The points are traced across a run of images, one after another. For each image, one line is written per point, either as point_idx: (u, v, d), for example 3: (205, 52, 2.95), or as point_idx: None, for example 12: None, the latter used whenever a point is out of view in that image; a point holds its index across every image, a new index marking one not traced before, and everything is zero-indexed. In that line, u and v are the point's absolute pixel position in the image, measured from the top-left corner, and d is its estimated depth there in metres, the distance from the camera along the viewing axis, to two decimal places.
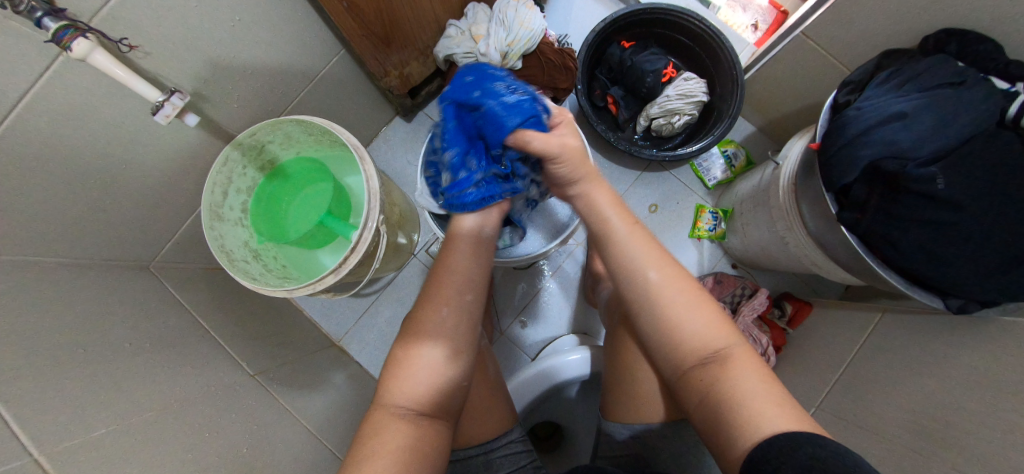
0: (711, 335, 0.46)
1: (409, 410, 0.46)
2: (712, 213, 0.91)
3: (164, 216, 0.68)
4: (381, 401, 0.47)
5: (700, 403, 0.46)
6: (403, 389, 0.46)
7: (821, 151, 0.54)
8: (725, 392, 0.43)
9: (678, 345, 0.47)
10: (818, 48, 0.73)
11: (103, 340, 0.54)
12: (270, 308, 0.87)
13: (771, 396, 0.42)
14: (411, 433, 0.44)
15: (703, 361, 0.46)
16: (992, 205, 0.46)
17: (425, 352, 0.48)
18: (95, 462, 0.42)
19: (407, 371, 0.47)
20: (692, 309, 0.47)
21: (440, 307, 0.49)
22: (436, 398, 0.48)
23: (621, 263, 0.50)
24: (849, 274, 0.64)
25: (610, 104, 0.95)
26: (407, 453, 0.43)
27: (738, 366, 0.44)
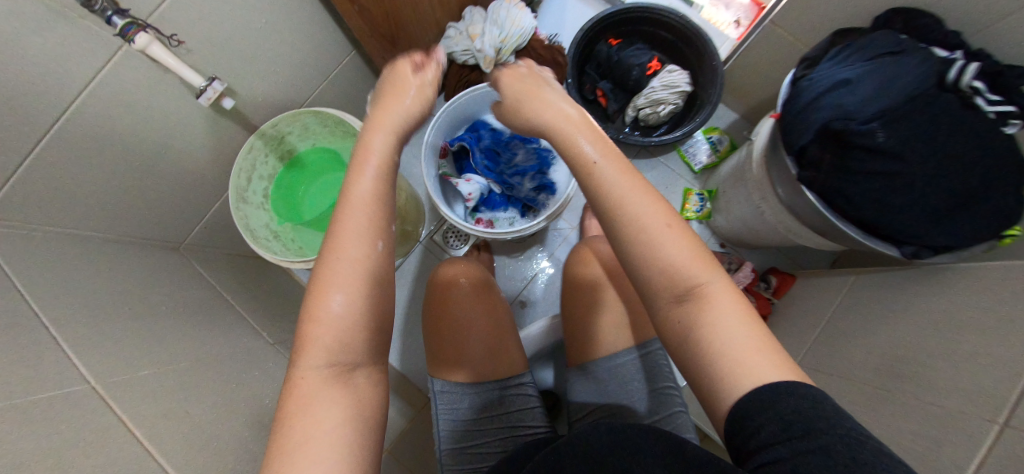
0: (693, 272, 0.41)
1: (337, 370, 0.39)
2: (699, 195, 0.96)
3: (195, 201, 0.76)
4: (303, 362, 0.39)
5: (676, 346, 0.42)
6: (316, 351, 0.39)
7: (781, 119, 0.62)
8: (702, 334, 0.40)
9: (654, 278, 0.42)
10: (786, 35, 0.79)
11: (143, 302, 0.61)
12: (287, 291, 0.94)
13: (752, 339, 0.39)
14: (340, 394, 0.39)
15: (681, 299, 0.41)
16: (930, 156, 0.52)
17: (329, 307, 0.40)
18: (139, 395, 0.49)
19: (326, 334, 0.39)
20: (677, 247, 0.42)
21: (339, 252, 0.41)
22: (361, 343, 0.41)
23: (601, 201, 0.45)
24: (821, 237, 0.69)
25: (599, 97, 1.02)
26: (339, 415, 0.38)
27: (721, 311, 0.40)
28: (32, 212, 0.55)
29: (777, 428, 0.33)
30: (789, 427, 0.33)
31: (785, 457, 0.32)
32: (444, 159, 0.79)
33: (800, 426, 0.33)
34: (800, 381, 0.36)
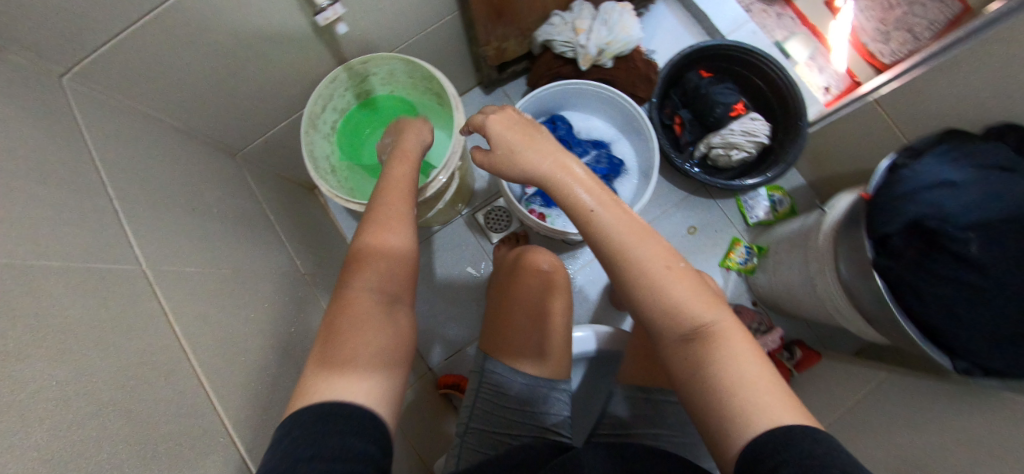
0: (693, 313, 0.45)
1: (383, 298, 0.50)
2: (747, 248, 0.95)
3: (263, 115, 0.75)
4: (347, 287, 0.49)
5: (684, 386, 0.44)
6: (362, 279, 0.49)
7: (873, 201, 0.61)
8: (707, 374, 0.42)
9: (659, 321, 0.46)
10: (884, 116, 0.78)
11: (197, 200, 0.60)
12: (320, 228, 0.93)
13: (762, 378, 0.41)
14: (384, 314, 0.48)
15: (687, 339, 0.44)
16: (1015, 281, 0.50)
17: (383, 242, 0.52)
18: (182, 291, 0.48)
19: (363, 278, 0.49)
20: (672, 286, 0.45)
21: (384, 209, 0.54)
22: (396, 281, 0.51)
23: (602, 244, 0.47)
24: (871, 326, 0.68)
25: (675, 124, 1.00)
26: (387, 330, 0.47)
27: (729, 355, 0.42)
28: (111, 82, 0.55)
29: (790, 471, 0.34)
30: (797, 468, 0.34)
31: None
32: None
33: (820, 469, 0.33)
34: (812, 425, 0.38)
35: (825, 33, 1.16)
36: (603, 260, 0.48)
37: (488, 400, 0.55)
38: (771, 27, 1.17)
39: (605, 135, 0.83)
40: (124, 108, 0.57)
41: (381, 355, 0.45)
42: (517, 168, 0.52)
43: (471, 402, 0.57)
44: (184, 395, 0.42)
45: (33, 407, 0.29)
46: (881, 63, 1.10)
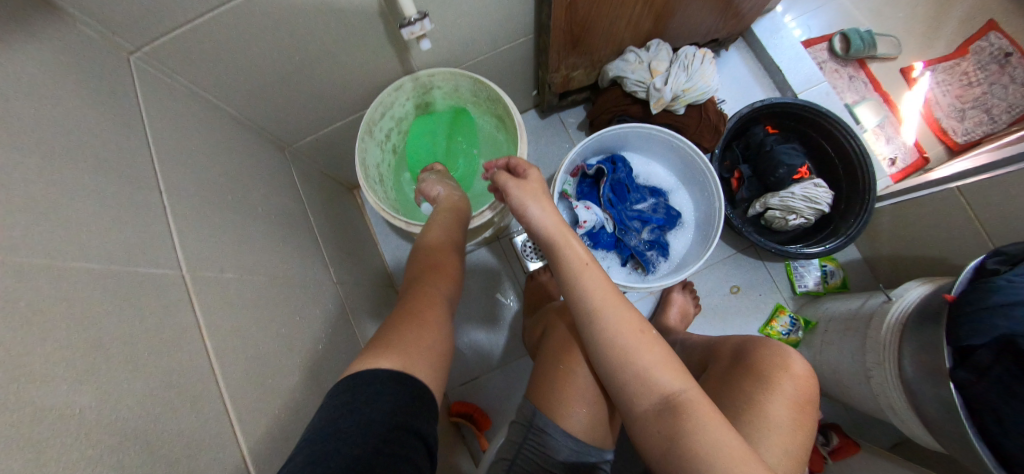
0: (663, 386, 0.45)
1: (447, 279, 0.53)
2: (792, 317, 0.90)
3: (320, 113, 0.73)
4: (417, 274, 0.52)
5: (662, 462, 0.44)
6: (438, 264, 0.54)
7: (957, 305, 0.56)
8: (681, 453, 0.42)
9: (633, 392, 0.47)
10: (966, 207, 0.73)
11: (244, 197, 0.58)
12: (355, 232, 0.90)
13: (737, 450, 0.41)
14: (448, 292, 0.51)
15: (660, 410, 0.45)
16: None
17: (445, 241, 0.57)
18: (221, 301, 0.45)
19: (417, 274, 0.52)
20: (637, 355, 0.47)
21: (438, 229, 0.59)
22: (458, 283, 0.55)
23: (580, 313, 0.50)
24: (930, 434, 0.63)
25: (732, 177, 0.96)
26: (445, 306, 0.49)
27: (700, 432, 0.42)
28: (179, 66, 0.53)
29: None
30: None
31: None
32: (572, 177, 0.76)
33: None
34: None
35: (898, 102, 1.11)
36: (583, 328, 0.50)
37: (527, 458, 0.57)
38: (842, 88, 1.12)
39: (663, 182, 0.79)
40: (186, 93, 0.55)
41: (437, 330, 0.45)
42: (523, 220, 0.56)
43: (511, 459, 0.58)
44: (209, 421, 0.38)
45: (53, 442, 0.26)
46: (956, 142, 1.05)
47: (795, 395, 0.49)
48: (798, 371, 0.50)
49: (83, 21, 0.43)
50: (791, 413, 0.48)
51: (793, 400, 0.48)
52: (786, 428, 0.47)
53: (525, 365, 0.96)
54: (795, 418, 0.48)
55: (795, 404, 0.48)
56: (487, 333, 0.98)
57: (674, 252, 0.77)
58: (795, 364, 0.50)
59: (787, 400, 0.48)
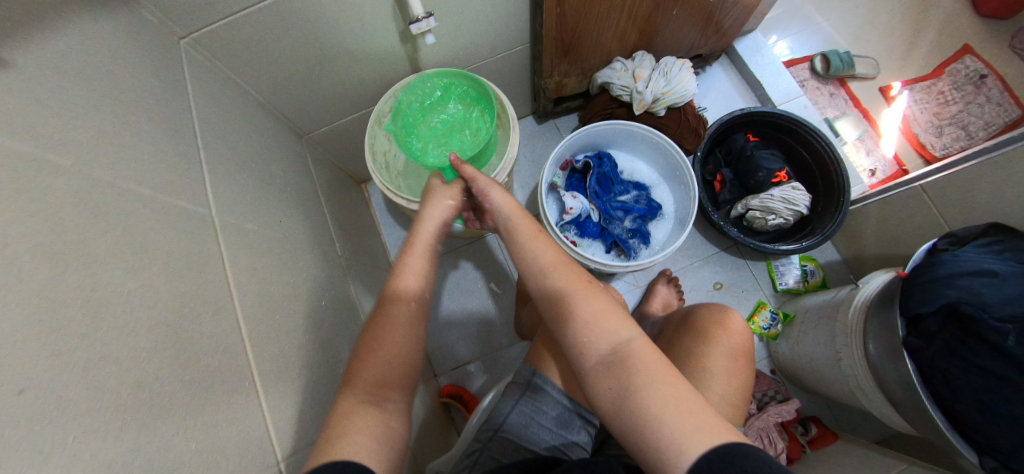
0: (613, 334, 0.51)
1: (377, 394, 0.47)
2: (772, 312, 0.94)
3: (335, 105, 0.82)
4: (348, 388, 0.47)
5: (616, 414, 0.47)
6: (372, 361, 0.48)
7: (909, 279, 0.60)
8: (628, 392, 0.47)
9: (585, 350, 0.51)
10: (930, 204, 0.78)
11: (263, 169, 0.66)
12: (360, 219, 0.98)
13: (677, 389, 0.45)
14: (379, 418, 0.45)
15: (609, 363, 0.49)
16: None
17: (399, 312, 0.52)
18: (238, 244, 0.53)
19: (365, 349, 0.49)
20: (585, 305, 0.53)
21: (404, 280, 0.54)
22: (406, 365, 0.50)
23: (536, 276, 0.57)
24: (895, 411, 0.65)
25: (716, 181, 1.02)
26: (379, 433, 0.44)
27: (648, 371, 0.47)
28: (219, 54, 0.63)
29: None
30: None
31: None
32: (561, 171, 0.83)
33: None
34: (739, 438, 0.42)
35: (877, 118, 1.17)
36: (539, 290, 0.57)
37: (521, 412, 0.61)
38: (823, 104, 1.19)
39: (646, 178, 0.86)
40: (222, 77, 0.64)
41: (384, 450, 0.43)
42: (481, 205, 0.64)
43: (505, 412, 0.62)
44: (225, 333, 0.44)
45: (101, 309, 0.33)
46: (932, 154, 1.10)
47: (731, 347, 0.62)
48: (734, 327, 0.63)
49: (147, 8, 0.53)
50: (726, 363, 0.60)
51: (729, 351, 0.61)
52: (721, 374, 0.60)
53: (516, 353, 1.00)
54: (730, 366, 0.61)
55: (730, 355, 0.61)
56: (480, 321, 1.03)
57: (655, 241, 0.83)
58: (732, 321, 0.64)
59: (725, 352, 0.61)
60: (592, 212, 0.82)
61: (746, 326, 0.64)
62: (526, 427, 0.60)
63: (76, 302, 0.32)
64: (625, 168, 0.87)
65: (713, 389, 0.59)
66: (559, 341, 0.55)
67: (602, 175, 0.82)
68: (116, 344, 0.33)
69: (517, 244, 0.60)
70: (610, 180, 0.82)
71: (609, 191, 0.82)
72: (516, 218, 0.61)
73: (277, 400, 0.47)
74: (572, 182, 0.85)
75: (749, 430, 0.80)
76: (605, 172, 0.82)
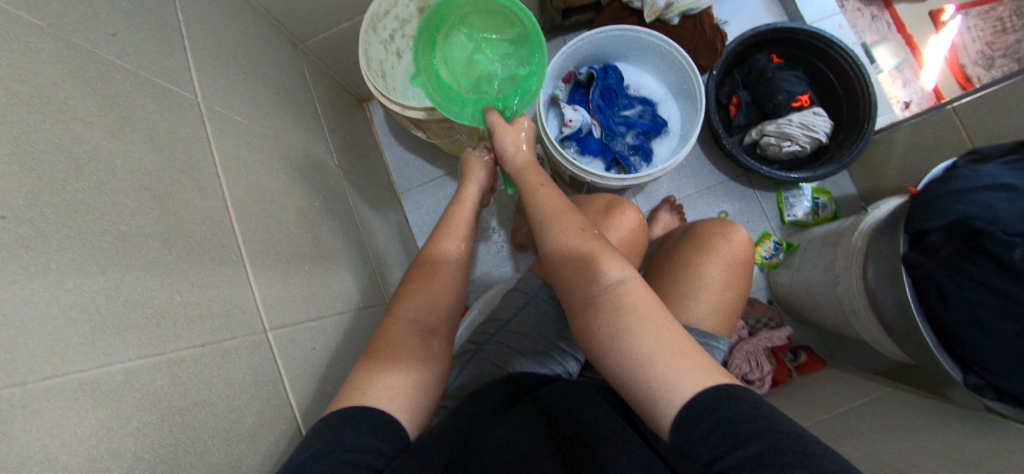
0: (604, 275, 0.51)
1: (425, 331, 0.52)
2: (775, 243, 0.92)
3: (327, 10, 0.79)
4: (400, 313, 0.52)
5: (608, 357, 0.47)
6: (421, 303, 0.53)
7: (919, 195, 0.57)
8: (617, 331, 0.46)
9: (579, 291, 0.52)
10: (959, 128, 0.72)
11: (255, 68, 0.66)
12: (360, 135, 0.97)
13: (671, 329, 0.45)
14: (415, 362, 0.48)
15: (600, 302, 0.49)
16: None
17: (450, 266, 0.58)
18: (226, 132, 0.53)
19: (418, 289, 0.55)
20: (579, 248, 0.54)
21: (452, 241, 0.61)
22: (447, 315, 0.55)
23: (541, 226, 0.60)
24: (885, 334, 0.64)
25: (731, 104, 0.96)
26: (401, 392, 0.44)
27: (641, 314, 0.46)
28: None
29: (725, 428, 0.36)
30: (732, 424, 0.36)
31: (747, 463, 0.34)
32: (563, 83, 0.79)
33: (748, 428, 0.35)
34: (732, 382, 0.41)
35: (921, 46, 1.05)
36: (542, 238, 0.59)
37: (521, 323, 0.62)
38: (861, 27, 1.07)
39: (654, 94, 0.82)
40: None
41: (426, 384, 0.47)
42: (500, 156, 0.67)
43: (504, 322, 0.63)
44: (212, 210, 0.46)
45: (84, 162, 0.34)
46: (975, 85, 0.99)
47: (731, 256, 0.60)
48: (736, 239, 0.62)
49: None
50: (725, 273, 0.59)
51: (727, 260, 0.60)
52: (718, 283, 0.58)
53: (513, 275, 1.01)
54: (727, 277, 0.59)
55: (728, 263, 0.60)
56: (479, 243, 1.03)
57: (658, 160, 0.80)
58: (736, 233, 0.63)
59: (724, 261, 0.60)
60: (594, 127, 0.79)
61: (749, 239, 0.63)
62: (523, 340, 0.60)
63: (57, 150, 0.33)
64: (630, 81, 0.82)
65: (703, 297, 0.57)
66: (556, 284, 0.56)
67: (605, 89, 0.78)
68: (98, 199, 0.35)
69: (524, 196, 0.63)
70: (614, 93, 0.78)
71: (612, 104, 0.79)
72: (525, 172, 0.65)
73: (265, 278, 0.49)
74: (575, 97, 0.81)
75: (737, 352, 0.81)
76: (608, 86, 0.78)
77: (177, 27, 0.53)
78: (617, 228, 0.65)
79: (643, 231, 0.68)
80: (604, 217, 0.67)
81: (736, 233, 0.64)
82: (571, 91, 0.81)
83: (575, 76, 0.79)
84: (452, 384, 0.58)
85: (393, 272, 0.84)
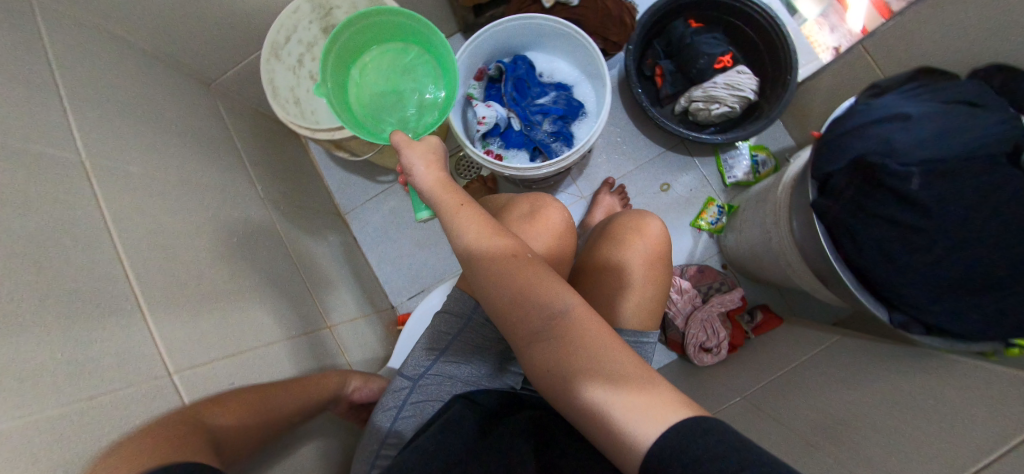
0: (545, 305, 0.43)
1: (211, 427, 0.41)
2: (719, 207, 0.92)
3: (230, 45, 0.80)
4: (219, 417, 0.43)
5: (560, 397, 0.41)
6: (226, 414, 0.44)
7: (823, 137, 0.58)
8: (564, 369, 0.41)
9: (519, 326, 0.44)
10: (872, 64, 0.77)
11: (158, 114, 0.66)
12: (294, 162, 0.97)
13: (622, 359, 0.40)
14: (193, 438, 0.37)
15: (542, 339, 0.43)
16: (955, 226, 0.48)
17: (287, 390, 0.53)
18: (121, 182, 0.54)
19: (237, 397, 0.47)
20: (515, 279, 0.45)
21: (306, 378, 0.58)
22: (239, 440, 0.44)
23: (462, 256, 0.49)
24: (817, 283, 0.64)
25: (657, 76, 0.96)
26: (168, 446, 0.33)
27: (589, 345, 0.41)
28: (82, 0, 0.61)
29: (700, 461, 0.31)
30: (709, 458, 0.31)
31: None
32: (477, 81, 0.79)
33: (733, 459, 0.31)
34: (694, 406, 0.37)
35: None
36: (466, 269, 0.49)
37: (460, 350, 0.59)
38: None
39: (568, 77, 0.82)
40: (93, 26, 0.63)
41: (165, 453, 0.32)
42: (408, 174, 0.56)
43: (439, 352, 0.59)
44: (101, 263, 0.46)
45: None
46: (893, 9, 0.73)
47: (651, 249, 0.61)
48: (649, 232, 0.62)
49: None
50: (648, 265, 0.59)
51: (644, 257, 0.60)
52: (643, 277, 0.59)
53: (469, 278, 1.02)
54: (651, 268, 0.59)
55: (647, 259, 0.60)
56: (432, 252, 1.04)
57: (580, 142, 0.80)
58: (649, 226, 0.63)
59: (646, 254, 0.60)
60: (511, 121, 0.79)
61: (665, 228, 0.64)
62: (464, 367, 0.59)
63: None
64: (543, 70, 0.82)
65: (630, 296, 0.57)
66: (491, 318, 0.47)
67: (517, 81, 0.78)
68: None
69: (443, 222, 0.51)
70: (527, 83, 0.79)
71: (526, 95, 0.79)
72: (441, 194, 0.52)
73: (169, 320, 0.50)
74: (491, 94, 0.81)
75: (692, 323, 0.81)
76: (521, 78, 0.78)
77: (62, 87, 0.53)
78: (542, 232, 0.63)
79: (567, 232, 0.66)
80: (537, 227, 0.63)
81: (650, 224, 0.64)
82: (486, 87, 0.81)
83: (488, 71, 0.79)
84: (395, 422, 0.54)
85: (337, 294, 0.85)
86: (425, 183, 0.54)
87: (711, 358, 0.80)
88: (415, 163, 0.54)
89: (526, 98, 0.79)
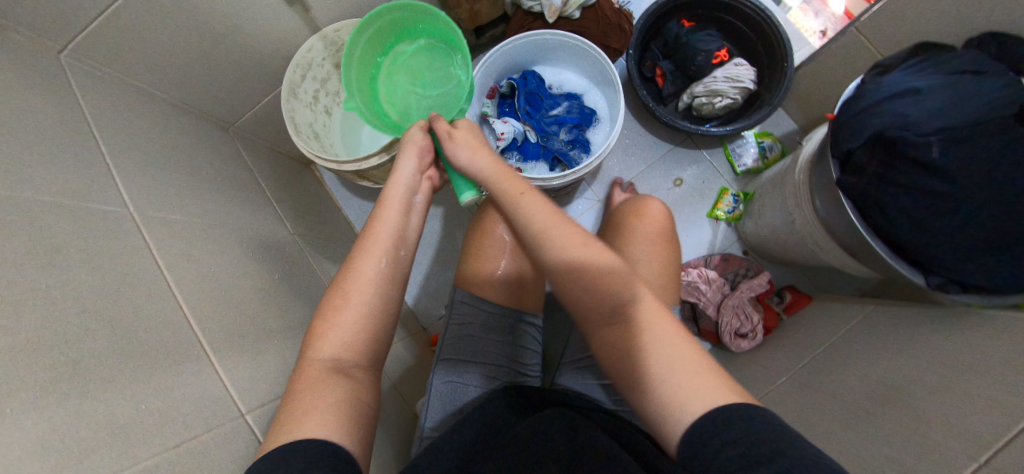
0: (619, 293, 0.45)
1: (341, 361, 0.44)
2: (733, 196, 0.95)
3: (246, 89, 0.83)
4: (326, 352, 0.44)
5: (621, 373, 0.43)
6: (328, 339, 0.44)
7: (836, 119, 0.61)
8: (631, 351, 0.42)
9: (591, 304, 0.46)
10: (862, 41, 0.80)
11: (188, 161, 0.67)
12: (311, 196, 0.98)
13: (686, 344, 0.41)
14: (340, 384, 0.42)
15: (613, 321, 0.45)
16: (977, 185, 0.50)
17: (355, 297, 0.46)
18: (169, 231, 0.55)
19: (333, 324, 0.45)
20: (586, 267, 0.46)
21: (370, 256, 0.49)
22: (369, 342, 0.46)
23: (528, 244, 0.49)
24: (847, 257, 0.66)
25: (657, 76, 0.99)
26: (336, 403, 0.40)
27: (653, 329, 0.42)
28: (105, 59, 0.62)
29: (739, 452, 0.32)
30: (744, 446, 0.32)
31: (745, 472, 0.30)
32: (489, 99, 0.82)
33: (771, 448, 0.31)
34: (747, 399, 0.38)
35: None
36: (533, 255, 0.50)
37: (454, 330, 0.67)
38: None
39: (577, 87, 0.85)
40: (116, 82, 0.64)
41: (335, 411, 0.40)
42: (458, 166, 0.55)
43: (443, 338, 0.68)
44: (164, 314, 0.47)
45: (35, 288, 0.36)
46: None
47: (654, 226, 0.64)
48: (652, 211, 0.66)
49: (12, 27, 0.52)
50: (657, 242, 0.63)
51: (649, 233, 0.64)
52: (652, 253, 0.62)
53: None
54: (661, 244, 0.63)
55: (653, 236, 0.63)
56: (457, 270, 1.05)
57: (596, 147, 0.82)
58: (650, 207, 0.67)
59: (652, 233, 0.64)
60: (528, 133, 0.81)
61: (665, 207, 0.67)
62: (461, 345, 0.66)
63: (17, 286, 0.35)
64: (553, 82, 0.85)
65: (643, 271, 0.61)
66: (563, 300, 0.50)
67: (530, 94, 0.81)
68: (55, 325, 0.36)
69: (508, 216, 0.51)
70: (540, 97, 0.81)
71: (540, 107, 0.81)
72: (498, 183, 0.52)
73: (231, 362, 0.51)
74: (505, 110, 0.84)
75: (724, 310, 0.83)
76: (534, 91, 0.81)
77: (103, 143, 0.54)
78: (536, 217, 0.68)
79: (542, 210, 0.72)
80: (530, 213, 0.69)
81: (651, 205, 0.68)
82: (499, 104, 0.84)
83: (500, 88, 0.82)
84: (427, 425, 0.61)
85: None
86: (479, 172, 0.53)
87: (747, 344, 0.82)
88: (460, 152, 0.53)
89: (540, 110, 0.81)
